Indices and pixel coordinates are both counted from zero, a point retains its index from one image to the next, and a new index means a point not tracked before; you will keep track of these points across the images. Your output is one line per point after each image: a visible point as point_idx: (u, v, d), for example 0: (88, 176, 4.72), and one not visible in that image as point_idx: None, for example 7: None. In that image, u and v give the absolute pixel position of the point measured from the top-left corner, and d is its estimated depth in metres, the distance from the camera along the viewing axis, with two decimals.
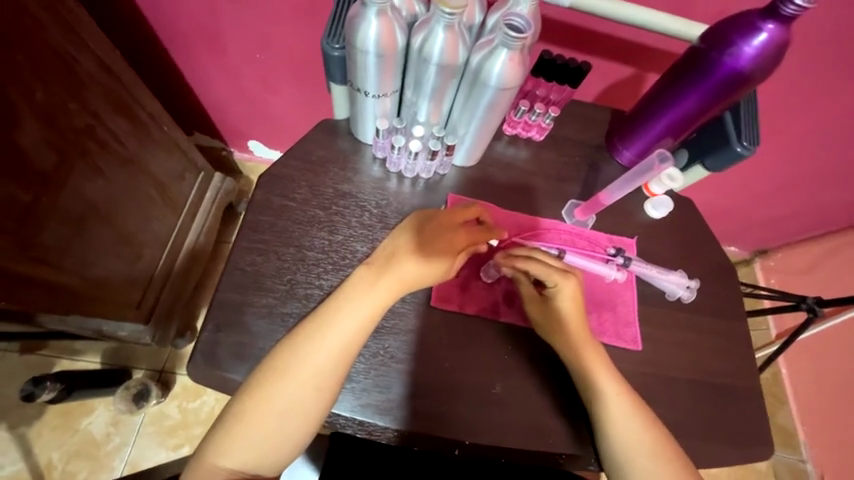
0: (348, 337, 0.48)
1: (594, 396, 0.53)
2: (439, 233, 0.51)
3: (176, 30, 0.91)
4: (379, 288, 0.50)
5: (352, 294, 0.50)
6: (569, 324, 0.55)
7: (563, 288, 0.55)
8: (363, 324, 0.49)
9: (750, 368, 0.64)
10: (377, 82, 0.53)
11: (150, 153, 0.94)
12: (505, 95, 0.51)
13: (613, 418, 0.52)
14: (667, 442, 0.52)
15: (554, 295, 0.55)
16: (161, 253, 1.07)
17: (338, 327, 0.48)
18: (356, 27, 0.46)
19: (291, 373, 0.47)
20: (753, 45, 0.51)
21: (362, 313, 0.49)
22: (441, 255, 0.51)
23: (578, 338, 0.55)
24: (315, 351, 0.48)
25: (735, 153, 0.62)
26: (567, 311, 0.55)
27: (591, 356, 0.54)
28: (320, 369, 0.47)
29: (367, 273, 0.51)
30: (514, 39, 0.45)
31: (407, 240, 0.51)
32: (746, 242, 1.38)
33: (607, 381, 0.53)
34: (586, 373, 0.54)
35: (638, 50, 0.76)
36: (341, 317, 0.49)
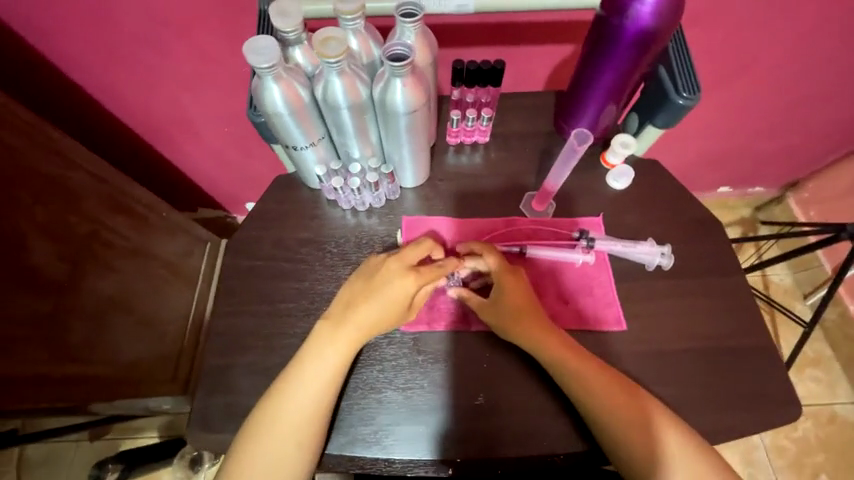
0: (319, 391, 0.51)
1: (577, 384, 0.52)
2: (393, 279, 0.53)
3: (151, 127, 1.01)
4: (342, 339, 0.52)
5: (317, 350, 0.52)
6: (521, 316, 0.55)
7: (503, 281, 0.56)
8: (335, 373, 0.51)
9: (753, 323, 0.61)
10: (301, 136, 0.56)
11: (153, 239, 1.03)
12: (416, 116, 0.53)
13: (599, 402, 0.51)
14: (658, 413, 0.51)
15: (498, 289, 0.56)
16: (185, 326, 1.15)
17: (306, 384, 0.51)
18: (262, 96, 0.50)
19: (274, 432, 0.50)
20: (646, 3, 0.51)
21: (330, 363, 0.51)
22: (396, 297, 0.52)
23: (541, 333, 0.55)
24: (292, 407, 0.50)
25: (678, 106, 0.59)
26: (516, 305, 0.55)
27: (559, 347, 0.54)
28: (301, 422, 0.50)
29: (326, 328, 0.52)
30: (401, 67, 0.47)
31: (363, 290, 0.53)
32: (769, 179, 1.27)
33: (584, 367, 0.53)
34: (560, 363, 0.53)
35: (569, 27, 0.75)
36: (310, 370, 0.51)
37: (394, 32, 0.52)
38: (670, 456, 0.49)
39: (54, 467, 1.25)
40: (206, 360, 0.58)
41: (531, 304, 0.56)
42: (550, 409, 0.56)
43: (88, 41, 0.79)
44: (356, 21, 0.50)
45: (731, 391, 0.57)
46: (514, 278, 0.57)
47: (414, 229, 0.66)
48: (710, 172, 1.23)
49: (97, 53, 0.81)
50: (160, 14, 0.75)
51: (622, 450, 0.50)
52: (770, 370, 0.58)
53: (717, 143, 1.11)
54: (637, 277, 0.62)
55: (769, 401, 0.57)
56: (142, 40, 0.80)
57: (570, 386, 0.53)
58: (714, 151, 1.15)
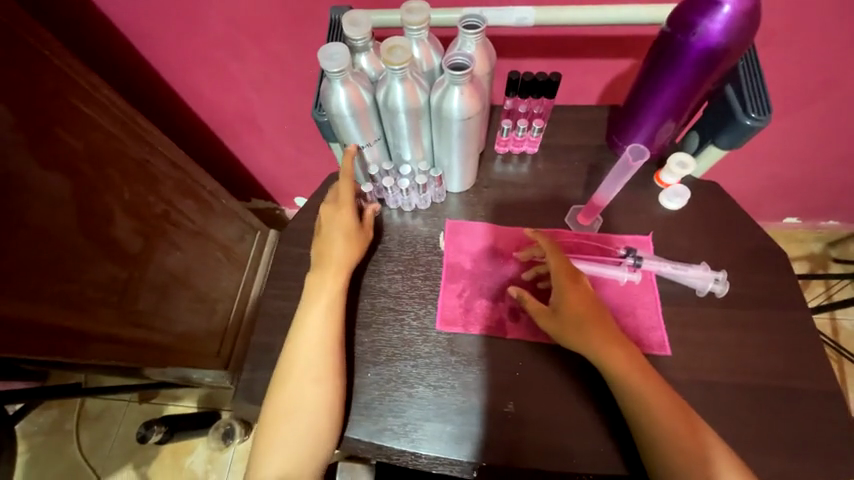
0: (318, 340, 0.56)
1: (640, 405, 0.51)
2: (329, 218, 0.62)
3: (221, 122, 1.11)
4: (319, 283, 0.59)
5: (304, 301, 0.59)
6: (586, 324, 0.55)
7: (560, 286, 0.56)
8: (324, 320, 0.57)
9: (820, 365, 0.56)
10: (359, 136, 0.60)
11: (213, 223, 1.12)
12: (470, 123, 0.55)
13: (658, 427, 0.50)
14: (718, 448, 0.49)
15: (557, 294, 0.56)
16: (232, 306, 1.24)
17: (304, 332, 0.57)
18: (329, 98, 0.54)
19: (290, 383, 0.55)
20: (718, 20, 0.49)
21: (316, 306, 0.58)
22: (338, 233, 0.61)
23: (602, 341, 0.54)
24: (301, 359, 0.56)
25: (745, 127, 0.56)
26: (577, 311, 0.55)
27: (622, 363, 0.53)
28: (310, 374, 0.55)
29: (315, 278, 0.60)
30: (460, 76, 0.49)
31: (320, 235, 0.62)
32: (846, 213, 1.16)
33: (647, 387, 0.51)
34: (620, 377, 0.52)
35: (629, 44, 0.74)
36: (305, 320, 0.58)
37: (455, 42, 0.54)
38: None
39: (107, 422, 1.37)
40: (253, 338, 0.63)
41: (592, 310, 0.56)
42: (583, 429, 0.55)
43: (178, 43, 0.89)
44: (420, 31, 0.53)
45: (786, 434, 0.53)
46: (569, 280, 0.57)
47: (460, 233, 0.67)
48: (775, 201, 1.14)
49: (185, 54, 0.91)
50: (241, 20, 0.83)
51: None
52: (833, 417, 0.53)
53: (786, 170, 1.04)
54: (686, 302, 0.60)
55: (829, 451, 0.52)
56: (224, 43, 0.88)
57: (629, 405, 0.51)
58: (782, 178, 1.07)
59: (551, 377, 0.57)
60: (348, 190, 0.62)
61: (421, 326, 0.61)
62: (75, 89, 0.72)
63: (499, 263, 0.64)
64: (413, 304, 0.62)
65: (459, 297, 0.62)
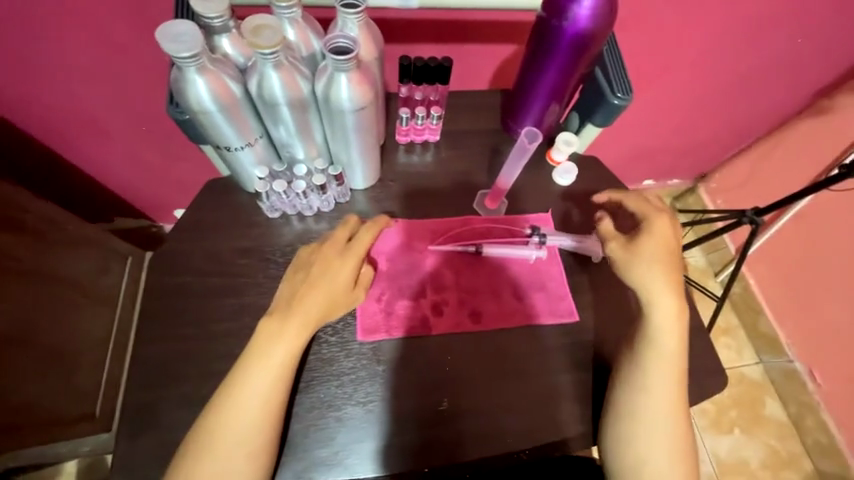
0: (265, 399, 0.46)
1: (655, 354, 0.54)
2: (330, 263, 0.49)
3: (48, 124, 0.87)
4: (288, 335, 0.47)
5: (258, 352, 0.46)
6: (660, 263, 0.54)
7: (652, 222, 0.56)
8: (280, 368, 0.46)
9: (687, 304, 0.66)
10: (235, 134, 0.50)
11: (58, 257, 0.90)
12: (365, 114, 0.50)
13: (652, 370, 0.53)
14: (678, 411, 0.53)
15: (644, 232, 0.56)
16: (105, 354, 1.04)
17: (248, 392, 0.45)
18: (185, 91, 0.44)
19: (213, 450, 0.44)
20: (585, 6, 0.53)
21: (274, 361, 0.46)
22: (332, 284, 0.48)
23: (662, 275, 0.54)
24: (240, 408, 0.45)
25: (614, 106, 0.63)
26: (658, 243, 0.55)
27: (678, 366, 0.54)
28: (246, 426, 0.45)
29: (272, 322, 0.47)
30: (344, 61, 0.44)
31: (303, 281, 0.48)
32: (684, 171, 1.42)
33: (674, 343, 0.54)
34: (666, 383, 0.53)
35: (511, 28, 0.76)
36: (253, 379, 0.45)
37: (335, 24, 0.48)
38: (659, 442, 0.52)
39: None
40: (126, 399, 0.50)
41: (668, 248, 0.56)
42: (513, 410, 0.56)
43: None
44: (292, 9, 0.46)
45: None
46: (665, 222, 0.56)
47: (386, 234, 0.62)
48: (635, 168, 1.35)
49: None
50: None
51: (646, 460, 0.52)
52: (701, 345, 0.64)
53: (640, 140, 1.23)
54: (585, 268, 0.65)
55: (701, 375, 0.62)
56: (24, 19, 0.67)
57: (643, 349, 0.54)
58: (638, 148, 1.26)
59: (483, 366, 0.57)
60: (362, 244, 0.50)
61: (342, 342, 0.55)
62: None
63: (418, 258, 0.62)
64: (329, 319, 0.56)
65: (378, 301, 0.58)
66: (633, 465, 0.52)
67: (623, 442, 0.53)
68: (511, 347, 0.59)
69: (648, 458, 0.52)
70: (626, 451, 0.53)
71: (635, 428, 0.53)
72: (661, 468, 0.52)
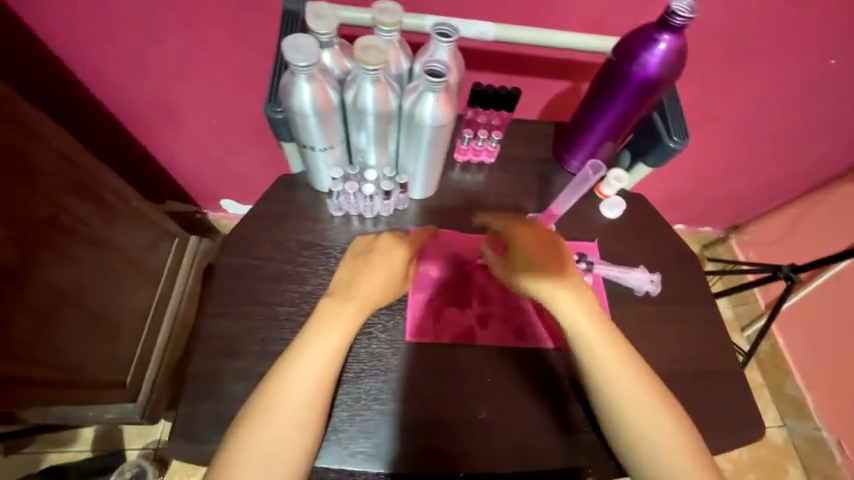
0: (322, 375, 0.47)
1: (600, 366, 0.52)
2: (388, 251, 0.54)
3: (134, 108, 0.96)
4: (347, 316, 0.49)
5: (318, 329, 0.48)
6: (543, 267, 0.55)
7: (517, 243, 0.58)
8: (337, 348, 0.48)
9: (728, 350, 0.66)
10: (321, 137, 0.55)
11: (119, 229, 0.97)
12: (442, 131, 0.55)
13: (601, 380, 0.52)
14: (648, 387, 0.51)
15: (515, 250, 0.58)
16: (143, 326, 1.09)
17: (306, 366, 0.47)
18: (291, 94, 0.49)
19: (268, 422, 0.45)
20: (655, 55, 0.56)
21: (332, 340, 0.48)
22: (389, 271, 0.53)
23: (555, 289, 0.55)
24: (297, 382, 0.46)
25: (669, 148, 0.66)
26: (533, 260, 0.57)
27: (620, 364, 0.52)
28: (302, 402, 0.46)
29: (332, 303, 0.50)
30: (437, 83, 0.49)
31: (362, 264, 0.53)
32: (716, 220, 1.42)
33: (605, 347, 0.52)
34: (619, 390, 0.51)
35: (569, 67, 0.81)
36: (311, 353, 0.47)
37: (427, 48, 0.53)
38: (659, 432, 0.49)
39: None
40: (191, 366, 0.53)
41: (548, 259, 0.56)
42: (550, 430, 0.57)
43: (76, 7, 0.74)
44: (392, 34, 0.51)
45: (702, 411, 0.61)
46: (526, 236, 0.58)
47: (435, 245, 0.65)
48: (668, 211, 1.37)
49: (85, 22, 0.77)
50: None
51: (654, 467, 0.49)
52: (736, 393, 0.63)
53: (676, 184, 1.25)
54: (626, 299, 0.66)
55: (733, 423, 0.62)
56: (140, 16, 0.76)
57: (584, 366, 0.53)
58: (673, 192, 1.28)
59: (521, 381, 0.59)
60: (419, 235, 0.59)
61: (389, 338, 0.58)
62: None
63: (467, 270, 0.64)
64: (380, 316, 0.59)
65: (427, 306, 0.61)
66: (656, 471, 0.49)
67: (636, 455, 0.50)
68: (550, 367, 0.60)
69: (659, 456, 0.49)
70: (640, 461, 0.50)
71: (635, 438, 0.50)
72: (674, 447, 0.49)
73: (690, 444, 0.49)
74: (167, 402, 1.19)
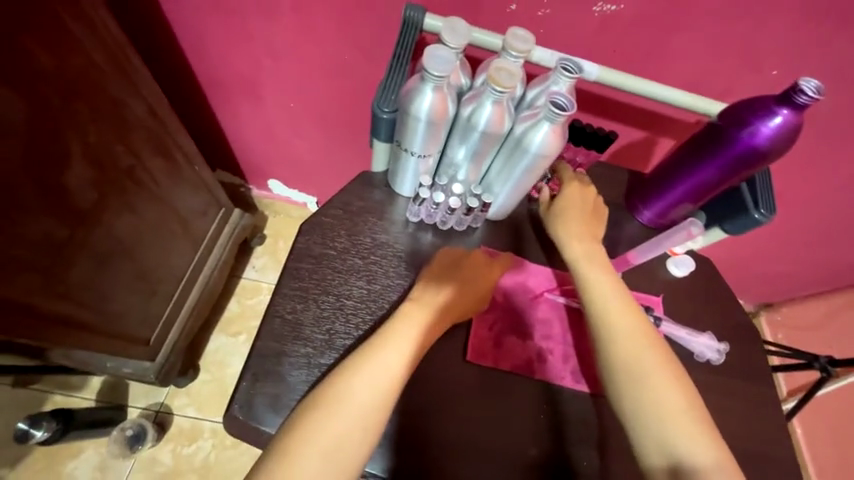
0: (395, 372, 0.49)
1: (607, 316, 0.56)
2: (475, 268, 0.61)
3: (220, 79, 1.00)
4: (428, 318, 0.54)
5: (400, 325, 0.52)
6: (578, 223, 0.64)
7: (564, 193, 0.65)
8: (409, 355, 0.50)
9: (784, 436, 0.63)
10: (423, 144, 0.56)
11: (179, 190, 0.99)
12: (543, 162, 0.55)
13: (608, 325, 0.56)
14: (649, 339, 0.55)
15: (560, 199, 0.65)
16: (176, 287, 1.10)
17: (384, 359, 0.49)
18: (412, 98, 0.50)
19: (339, 404, 0.46)
20: (769, 126, 0.56)
21: (411, 338, 0.51)
22: (473, 286, 0.60)
23: (580, 237, 0.63)
24: (374, 370, 0.48)
25: (753, 219, 0.66)
26: (571, 209, 0.65)
27: (626, 316, 0.56)
28: (371, 402, 0.47)
29: (415, 305, 0.55)
30: (558, 115, 0.49)
31: (448, 274, 0.59)
32: (752, 295, 1.39)
33: (612, 297, 0.57)
34: (624, 341, 0.54)
35: (650, 120, 0.83)
36: (390, 347, 0.50)
37: (546, 79, 0.54)
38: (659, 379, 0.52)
39: None
40: (256, 343, 0.54)
41: (583, 209, 0.65)
42: None
43: None
44: (517, 59, 0.52)
45: None
46: (576, 188, 0.66)
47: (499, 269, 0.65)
48: None
49: None
50: None
51: (651, 414, 0.51)
52: None
53: (722, 251, 1.23)
54: (686, 362, 0.65)
55: None
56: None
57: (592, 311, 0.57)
58: (716, 259, 1.27)
59: (574, 427, 0.58)
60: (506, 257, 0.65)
61: (446, 355, 0.59)
62: (76, 14, 0.61)
63: (531, 302, 0.64)
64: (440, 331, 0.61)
65: (489, 329, 0.61)
66: (654, 420, 0.50)
67: (635, 403, 0.52)
68: (602, 417, 0.59)
69: (655, 398, 0.51)
70: (640, 410, 0.51)
71: (635, 384, 0.52)
72: (674, 400, 0.51)
73: (679, 385, 0.52)
74: (181, 368, 1.18)
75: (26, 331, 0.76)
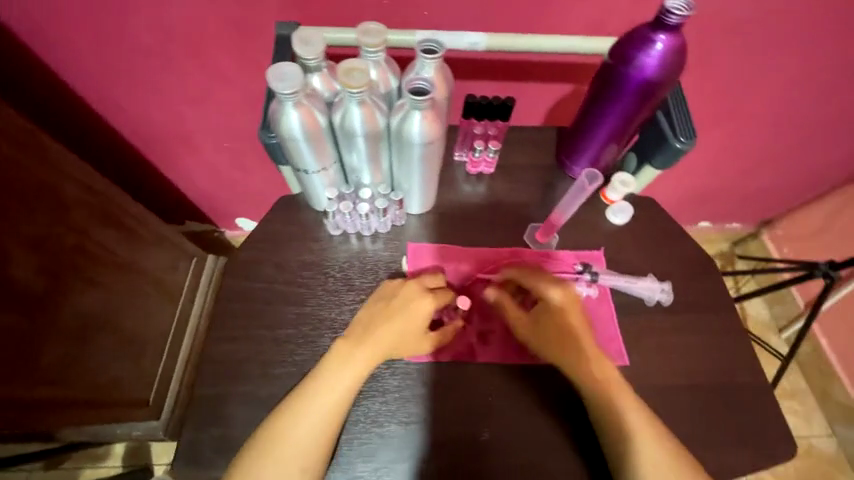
0: (326, 415, 0.50)
1: (616, 418, 0.52)
2: (413, 299, 0.55)
3: (149, 138, 1.01)
4: (359, 358, 0.52)
5: (328, 368, 0.52)
6: (559, 335, 0.57)
7: (545, 298, 0.58)
8: (347, 387, 0.51)
9: (753, 362, 0.61)
10: (313, 160, 0.56)
11: (141, 253, 1.00)
12: (431, 148, 0.54)
13: (620, 428, 0.51)
14: (657, 434, 0.51)
15: (542, 309, 0.58)
16: (165, 345, 1.12)
17: (315, 406, 0.50)
18: (280, 121, 0.50)
19: (274, 457, 0.48)
20: (652, 54, 0.54)
21: (343, 382, 0.51)
22: (413, 317, 0.55)
23: (573, 346, 0.56)
24: (304, 420, 0.49)
25: (675, 149, 0.62)
26: (557, 317, 0.57)
27: (635, 417, 0.52)
28: (308, 437, 0.49)
29: (345, 346, 0.53)
30: (421, 101, 0.49)
31: (383, 311, 0.54)
32: (746, 217, 1.33)
33: (619, 397, 0.53)
34: (638, 445, 0.50)
35: (569, 70, 0.79)
36: (320, 396, 0.50)
37: (413, 65, 0.53)
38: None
39: None
40: (197, 391, 0.56)
41: (573, 317, 0.57)
42: (555, 446, 0.56)
43: (91, 49, 0.79)
44: (377, 54, 0.52)
45: (725, 427, 0.57)
46: (561, 295, 0.58)
47: (425, 259, 0.66)
48: (693, 208, 1.29)
49: (101, 63, 0.81)
50: (171, 31, 0.76)
51: None
52: (762, 409, 0.59)
53: (697, 181, 1.18)
54: (638, 310, 0.63)
55: (759, 439, 0.57)
56: (149, 53, 0.80)
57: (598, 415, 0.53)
58: (694, 190, 1.21)
59: (524, 398, 0.58)
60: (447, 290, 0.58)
61: (387, 361, 0.58)
62: None
63: (467, 287, 0.64)
64: None
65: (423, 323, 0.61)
66: None
67: None
68: (548, 381, 0.59)
69: None
70: None
71: None
72: None
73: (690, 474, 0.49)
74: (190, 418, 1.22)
75: (17, 423, 0.79)
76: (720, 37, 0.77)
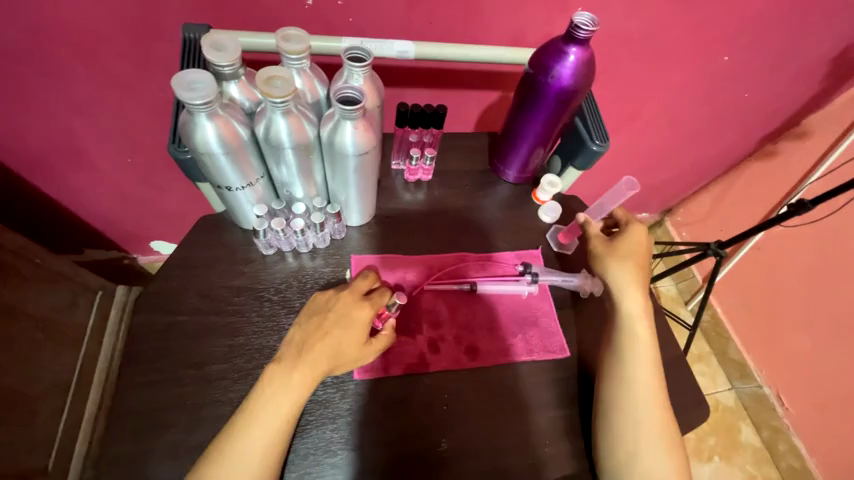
0: (264, 452, 0.45)
1: (635, 344, 0.57)
2: (349, 310, 0.51)
3: (27, 156, 0.84)
4: (296, 382, 0.47)
5: (263, 398, 0.47)
6: (633, 260, 0.61)
7: (629, 231, 0.64)
8: (286, 416, 0.47)
9: (669, 337, 0.68)
10: (237, 175, 0.51)
11: (25, 293, 0.82)
12: (367, 158, 0.52)
13: (635, 354, 0.57)
14: (659, 375, 0.57)
15: (624, 235, 0.64)
16: (66, 398, 0.93)
17: (249, 444, 0.45)
18: (192, 134, 0.45)
19: None
20: (566, 65, 0.58)
21: (279, 411, 0.46)
22: (350, 329, 0.50)
23: (639, 273, 0.61)
24: (238, 461, 0.44)
25: (593, 151, 0.67)
26: (631, 246, 0.63)
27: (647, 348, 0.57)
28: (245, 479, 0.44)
29: (280, 370, 0.48)
30: (351, 111, 0.47)
31: (317, 327, 0.50)
32: (652, 206, 1.51)
33: (642, 327, 0.58)
34: (640, 376, 0.56)
35: (494, 77, 0.83)
36: (256, 431, 0.46)
37: (341, 74, 0.51)
38: (654, 433, 0.53)
39: None
40: (109, 451, 0.49)
41: (644, 254, 0.63)
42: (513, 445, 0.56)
43: None
44: (301, 61, 0.49)
45: None
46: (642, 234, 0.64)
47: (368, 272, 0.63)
48: None
49: None
50: (44, 30, 0.64)
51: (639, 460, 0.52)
52: (680, 378, 0.66)
53: (612, 178, 1.32)
54: (573, 302, 0.68)
55: (683, 408, 0.64)
56: (17, 57, 0.67)
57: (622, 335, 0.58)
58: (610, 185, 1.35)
59: (478, 402, 0.58)
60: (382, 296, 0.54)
61: (336, 382, 0.56)
62: None
63: (413, 296, 0.64)
64: None
65: None
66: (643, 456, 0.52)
67: (631, 435, 0.53)
68: (500, 380, 0.60)
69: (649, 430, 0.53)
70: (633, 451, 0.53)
71: (639, 417, 0.54)
72: (665, 442, 0.53)
73: (670, 427, 0.54)
74: None
75: None
76: (619, 49, 0.86)
